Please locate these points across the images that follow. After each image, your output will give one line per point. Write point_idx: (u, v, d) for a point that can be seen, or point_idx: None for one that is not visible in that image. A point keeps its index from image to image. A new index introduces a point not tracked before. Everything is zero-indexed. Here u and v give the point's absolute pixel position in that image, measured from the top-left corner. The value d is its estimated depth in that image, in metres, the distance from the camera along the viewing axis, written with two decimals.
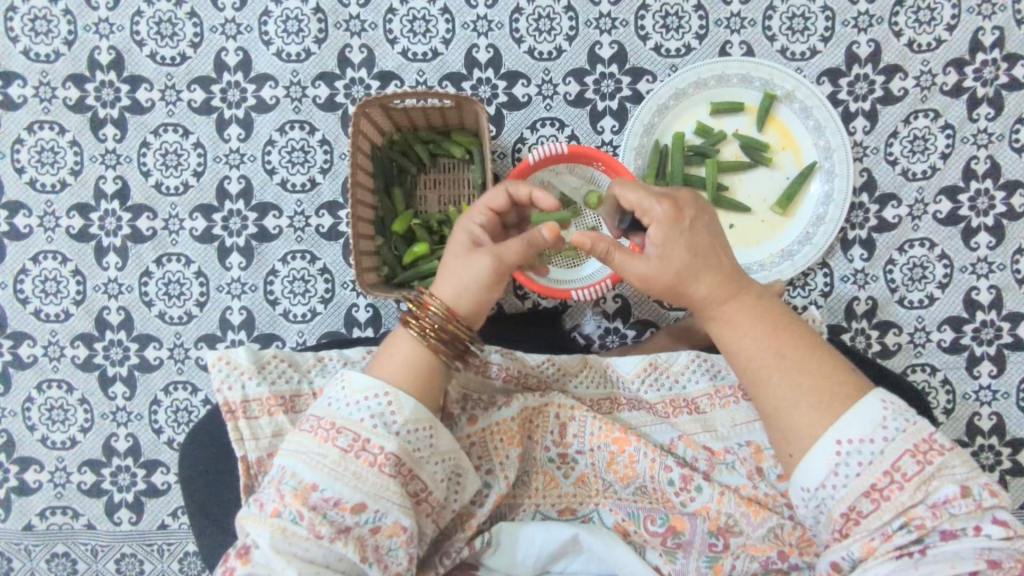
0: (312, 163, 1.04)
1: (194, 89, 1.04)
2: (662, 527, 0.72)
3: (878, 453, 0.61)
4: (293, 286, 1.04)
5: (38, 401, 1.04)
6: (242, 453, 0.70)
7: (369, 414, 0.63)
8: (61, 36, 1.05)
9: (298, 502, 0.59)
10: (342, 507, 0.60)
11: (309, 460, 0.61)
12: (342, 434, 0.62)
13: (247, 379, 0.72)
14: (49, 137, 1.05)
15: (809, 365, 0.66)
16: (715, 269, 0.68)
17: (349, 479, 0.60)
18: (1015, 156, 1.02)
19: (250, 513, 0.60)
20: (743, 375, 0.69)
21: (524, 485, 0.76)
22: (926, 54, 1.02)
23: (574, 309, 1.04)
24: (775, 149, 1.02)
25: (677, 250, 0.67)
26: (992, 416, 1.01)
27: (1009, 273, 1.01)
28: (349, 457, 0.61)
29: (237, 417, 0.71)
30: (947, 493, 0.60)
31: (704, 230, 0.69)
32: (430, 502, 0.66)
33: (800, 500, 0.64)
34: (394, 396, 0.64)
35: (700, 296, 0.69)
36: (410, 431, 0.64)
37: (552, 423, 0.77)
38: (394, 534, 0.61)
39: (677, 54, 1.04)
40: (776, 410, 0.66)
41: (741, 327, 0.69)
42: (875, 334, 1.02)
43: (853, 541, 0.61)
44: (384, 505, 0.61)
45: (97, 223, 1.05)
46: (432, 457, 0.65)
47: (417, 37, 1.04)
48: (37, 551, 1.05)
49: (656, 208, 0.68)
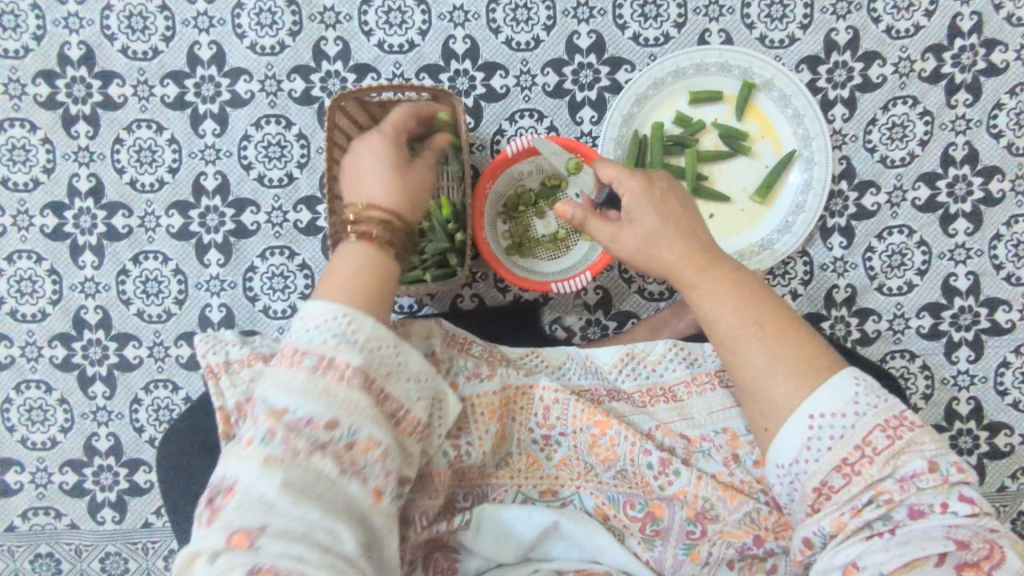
0: (289, 158, 1.03)
1: (167, 84, 1.03)
2: (640, 512, 0.73)
3: (849, 428, 0.62)
4: (273, 281, 1.03)
5: (17, 401, 1.03)
6: (220, 403, 0.69)
7: (332, 334, 0.62)
8: (29, 31, 1.03)
9: (273, 422, 0.57)
10: (315, 424, 0.58)
11: (280, 383, 0.59)
12: (307, 356, 0.61)
13: (230, 345, 0.72)
14: (20, 135, 1.03)
15: (785, 336, 0.67)
16: (685, 237, 0.74)
17: (320, 396, 0.59)
18: (993, 143, 1.02)
19: (228, 451, 0.58)
20: (719, 347, 0.70)
21: (506, 465, 0.76)
22: (904, 41, 1.02)
23: (555, 301, 1.04)
24: (754, 138, 1.01)
25: (647, 213, 0.75)
26: (970, 400, 1.02)
27: (986, 259, 1.02)
28: (318, 375, 0.60)
29: (218, 376, 0.70)
30: (915, 468, 0.60)
31: (676, 200, 0.77)
32: (411, 421, 0.66)
33: (775, 477, 0.66)
34: (353, 315, 0.64)
35: (672, 260, 0.73)
36: (375, 348, 0.64)
37: (536, 405, 0.76)
38: (369, 448, 0.60)
39: (655, 43, 1.03)
40: (752, 382, 0.67)
41: (718, 298, 0.70)
42: (854, 322, 1.03)
43: (824, 516, 0.62)
44: (356, 420, 0.59)
45: (72, 221, 1.03)
46: (405, 376, 0.66)
47: (393, 28, 1.03)
48: (20, 551, 1.04)
49: (629, 181, 0.77)
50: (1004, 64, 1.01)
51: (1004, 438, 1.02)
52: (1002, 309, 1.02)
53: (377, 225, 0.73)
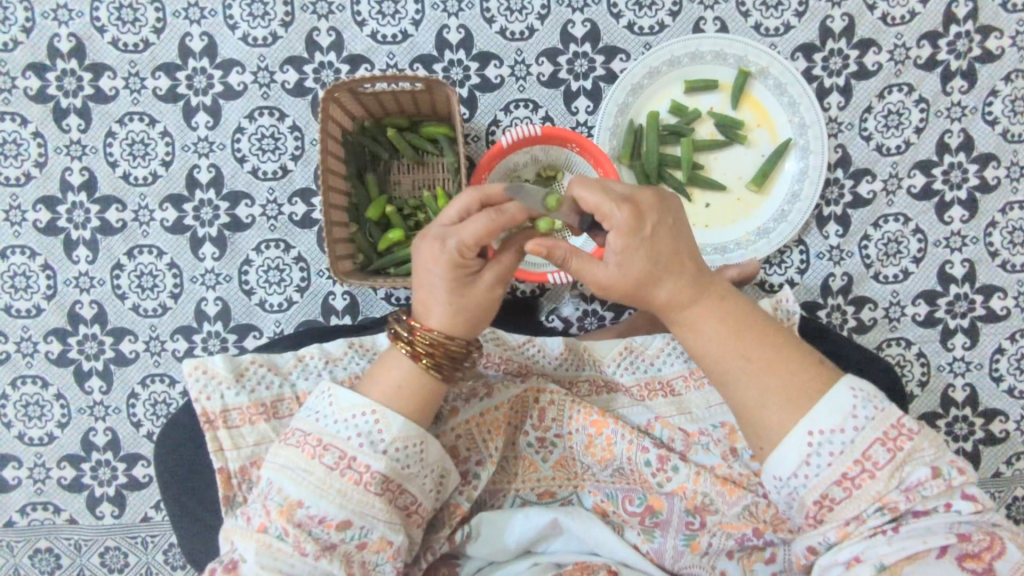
0: (283, 150, 1.03)
1: (159, 76, 1.02)
2: (639, 506, 0.73)
3: (849, 442, 0.61)
4: (268, 275, 1.03)
5: (13, 397, 1.03)
6: (221, 463, 0.70)
7: (357, 433, 0.62)
8: (18, 23, 1.01)
9: (284, 518, 0.59)
10: (327, 525, 0.60)
11: (295, 475, 0.61)
12: (328, 452, 0.61)
13: (226, 389, 0.72)
14: (11, 129, 1.02)
15: (784, 368, 0.64)
16: (677, 270, 0.65)
17: (334, 497, 0.60)
18: (988, 130, 1.02)
19: (237, 530, 0.61)
20: (711, 374, 0.67)
21: (504, 472, 0.77)
22: (900, 28, 1.01)
23: (552, 292, 1.04)
24: (750, 126, 1.01)
25: (638, 259, 0.63)
26: (965, 387, 1.03)
27: (981, 246, 1.02)
28: (335, 475, 0.61)
29: (217, 427, 0.71)
30: (920, 476, 0.60)
31: (667, 228, 0.64)
32: (420, 515, 0.66)
33: (772, 487, 0.65)
34: (381, 414, 0.63)
35: (663, 300, 0.65)
36: (400, 449, 0.63)
37: (532, 408, 0.78)
38: (380, 549, 0.62)
39: (651, 31, 1.02)
40: (746, 412, 0.65)
41: (704, 330, 0.66)
42: (851, 310, 1.03)
43: (829, 527, 0.62)
44: (369, 521, 0.61)
45: (65, 215, 1.03)
46: (424, 468, 0.65)
47: (386, 19, 1.02)
48: (20, 547, 1.04)
49: (616, 214, 0.62)
50: (999, 50, 1.01)
51: (999, 424, 1.03)
52: (997, 296, 1.02)
53: (425, 351, 0.65)
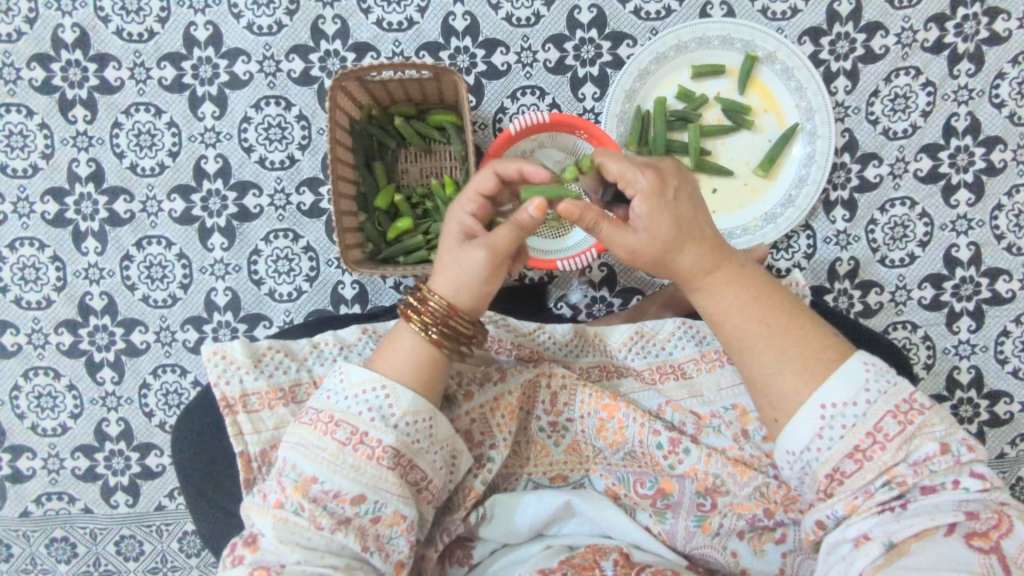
0: (289, 139, 1.02)
1: (165, 66, 1.02)
2: (651, 490, 0.74)
3: (861, 416, 0.62)
4: (278, 265, 1.03)
5: (26, 388, 1.04)
6: (241, 448, 0.70)
7: (368, 408, 0.63)
8: (21, 14, 1.01)
9: (299, 493, 0.60)
10: (342, 499, 0.61)
11: (309, 452, 0.62)
12: (340, 428, 0.62)
13: (243, 374, 0.73)
14: (17, 120, 1.02)
15: (798, 336, 0.66)
16: (699, 237, 0.68)
17: (347, 471, 0.61)
18: (995, 113, 1.02)
19: (254, 507, 0.61)
20: (727, 345, 0.69)
21: (518, 455, 0.78)
22: (907, 11, 1.01)
23: (561, 279, 1.05)
24: (757, 112, 1.01)
25: (663, 221, 0.66)
26: (970, 369, 1.04)
27: (988, 230, 1.03)
28: (347, 450, 0.61)
29: (236, 412, 0.71)
30: (928, 451, 0.61)
31: (688, 199, 0.68)
32: (431, 491, 0.67)
33: (785, 462, 0.65)
34: (391, 389, 0.64)
35: (685, 267, 0.68)
36: (409, 423, 0.64)
37: (544, 394, 0.78)
38: (395, 523, 0.62)
39: (657, 17, 1.02)
40: (762, 381, 0.66)
41: (726, 297, 0.68)
42: (858, 294, 1.04)
43: (837, 500, 0.62)
44: (383, 495, 0.61)
45: (73, 207, 1.03)
46: (432, 444, 0.65)
47: (391, 6, 1.01)
48: (36, 536, 1.06)
49: (639, 178, 0.66)
50: (1006, 32, 1.01)
51: (1004, 405, 1.03)
52: (1003, 279, 1.03)
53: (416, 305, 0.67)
